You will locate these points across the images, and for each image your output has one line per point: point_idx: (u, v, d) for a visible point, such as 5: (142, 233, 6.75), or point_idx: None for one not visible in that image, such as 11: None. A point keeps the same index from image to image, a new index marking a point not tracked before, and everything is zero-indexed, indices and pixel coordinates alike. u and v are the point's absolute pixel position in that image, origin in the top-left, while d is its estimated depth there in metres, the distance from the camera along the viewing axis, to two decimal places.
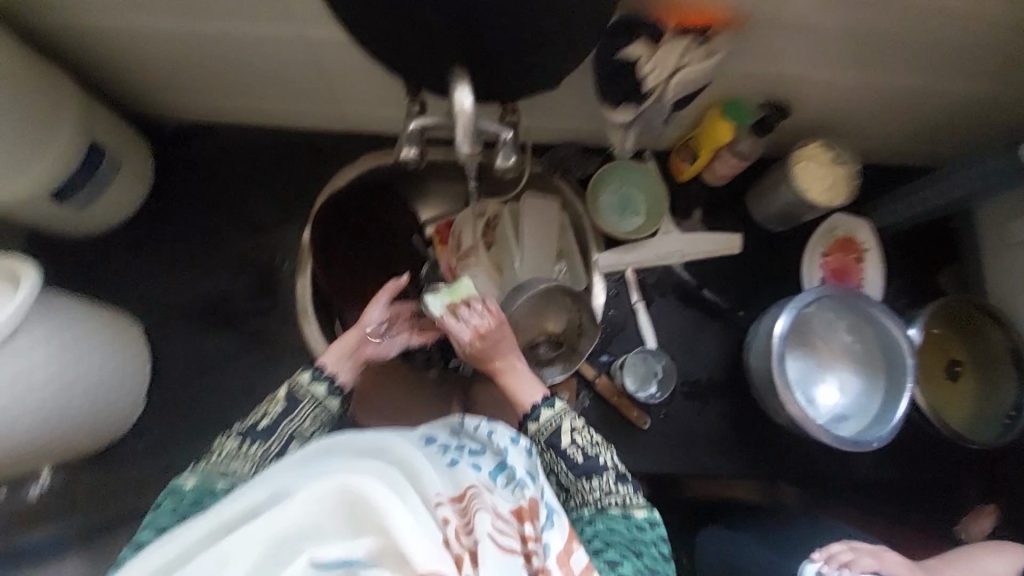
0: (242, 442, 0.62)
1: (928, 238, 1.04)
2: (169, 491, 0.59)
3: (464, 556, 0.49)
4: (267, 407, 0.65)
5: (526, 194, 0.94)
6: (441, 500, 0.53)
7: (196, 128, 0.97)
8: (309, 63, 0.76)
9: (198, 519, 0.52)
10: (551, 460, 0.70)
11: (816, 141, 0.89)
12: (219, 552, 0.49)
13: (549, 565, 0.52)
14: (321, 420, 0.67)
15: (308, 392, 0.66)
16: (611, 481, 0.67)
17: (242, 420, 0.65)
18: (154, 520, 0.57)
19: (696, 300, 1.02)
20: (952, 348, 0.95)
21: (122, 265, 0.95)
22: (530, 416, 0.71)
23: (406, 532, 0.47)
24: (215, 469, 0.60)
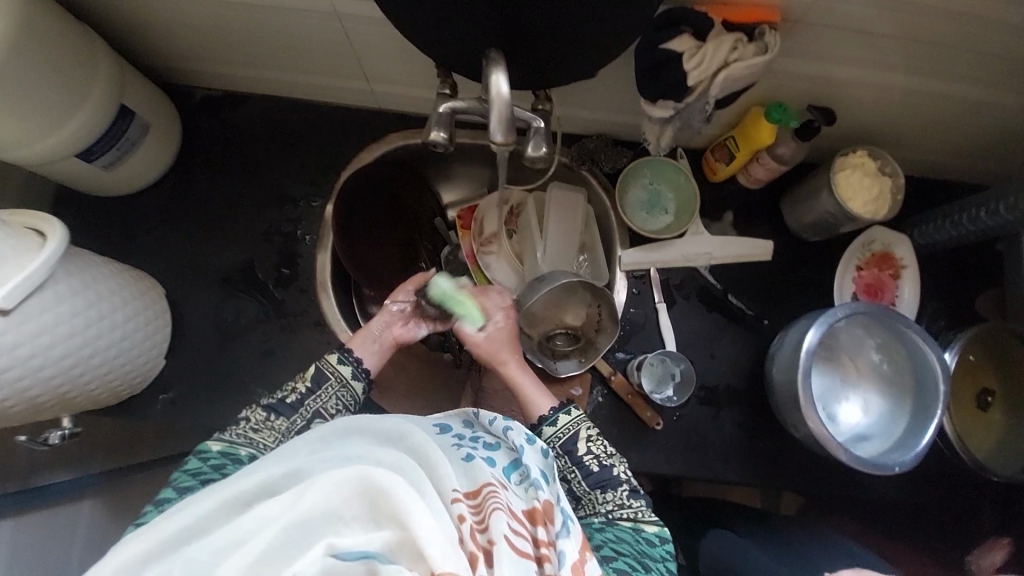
0: (269, 415, 0.72)
1: (967, 257, 1.01)
2: (196, 453, 0.67)
3: (477, 556, 0.49)
4: (296, 385, 0.76)
5: (553, 185, 0.96)
6: (457, 495, 0.52)
7: (221, 97, 1.00)
8: (349, 41, 0.80)
9: (212, 491, 0.51)
10: (567, 466, 0.74)
11: (861, 150, 0.87)
12: (238, 529, 0.48)
13: (562, 574, 0.51)
14: (342, 401, 0.77)
15: (335, 372, 0.78)
16: (625, 495, 0.71)
17: (271, 395, 0.75)
18: (176, 481, 0.63)
19: (722, 306, 0.97)
20: (985, 377, 0.94)
21: (147, 226, 0.97)
22: (549, 419, 0.76)
23: (427, 530, 0.46)
24: (238, 440, 0.69)
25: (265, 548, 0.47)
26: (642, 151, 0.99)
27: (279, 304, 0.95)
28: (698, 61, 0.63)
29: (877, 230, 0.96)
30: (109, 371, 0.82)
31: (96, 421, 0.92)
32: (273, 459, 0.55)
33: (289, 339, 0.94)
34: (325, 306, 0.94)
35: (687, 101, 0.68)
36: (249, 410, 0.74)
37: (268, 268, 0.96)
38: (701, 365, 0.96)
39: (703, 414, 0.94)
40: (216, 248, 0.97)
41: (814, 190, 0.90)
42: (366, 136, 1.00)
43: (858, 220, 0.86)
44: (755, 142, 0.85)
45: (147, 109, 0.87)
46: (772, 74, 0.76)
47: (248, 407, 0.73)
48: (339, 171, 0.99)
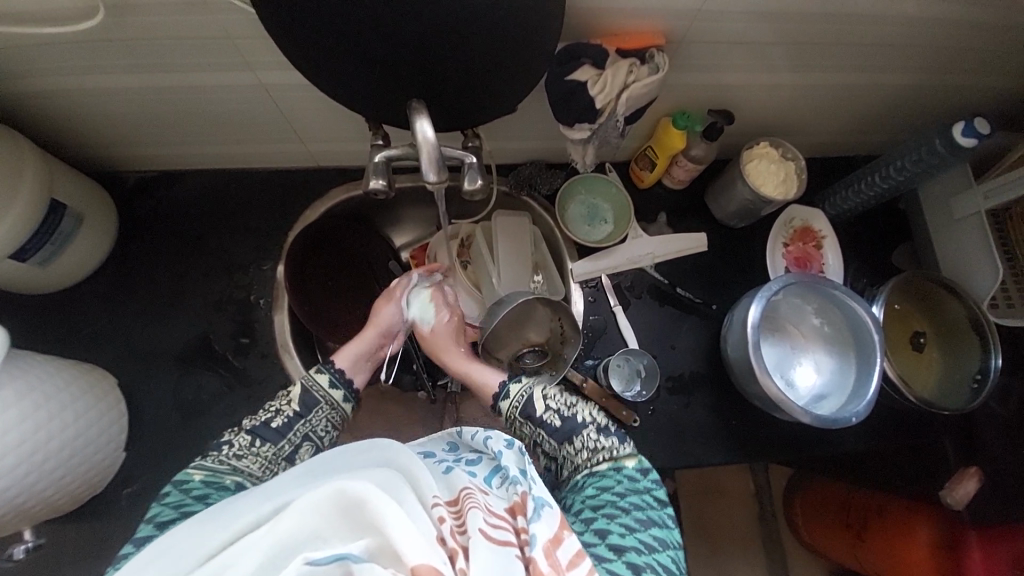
0: (254, 440, 0.69)
1: (877, 220, 1.12)
2: (177, 484, 0.63)
3: (457, 550, 0.51)
4: (283, 408, 0.72)
5: (498, 213, 1.01)
6: (437, 500, 0.55)
7: (156, 176, 1.01)
8: (282, 109, 0.84)
9: (208, 527, 0.53)
10: (534, 429, 0.76)
11: (762, 142, 0.97)
12: (218, 563, 0.48)
13: (536, 556, 0.51)
14: (331, 423, 0.75)
15: (326, 395, 0.75)
16: (592, 436, 0.73)
17: (254, 417, 0.72)
18: (157, 515, 0.60)
19: (672, 299, 1.04)
20: (913, 321, 1.03)
21: (93, 316, 0.95)
22: (501, 394, 0.78)
23: (403, 531, 0.47)
24: (222, 466, 0.66)
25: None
26: (574, 169, 1.06)
27: (242, 372, 0.94)
28: (601, 86, 0.70)
29: (795, 209, 1.06)
30: (64, 475, 0.78)
31: (56, 530, 0.86)
32: (259, 497, 0.54)
33: (256, 406, 0.93)
34: (290, 366, 0.93)
35: (600, 122, 0.74)
36: (231, 434, 0.70)
37: (226, 338, 0.95)
38: (663, 357, 1.01)
39: (674, 404, 0.99)
40: (169, 326, 0.95)
41: (730, 182, 0.99)
42: (309, 194, 1.02)
43: (773, 202, 0.95)
44: (670, 148, 0.94)
45: (80, 200, 0.87)
46: (669, 86, 0.85)
47: (231, 431, 0.70)
48: (287, 231, 1.00)
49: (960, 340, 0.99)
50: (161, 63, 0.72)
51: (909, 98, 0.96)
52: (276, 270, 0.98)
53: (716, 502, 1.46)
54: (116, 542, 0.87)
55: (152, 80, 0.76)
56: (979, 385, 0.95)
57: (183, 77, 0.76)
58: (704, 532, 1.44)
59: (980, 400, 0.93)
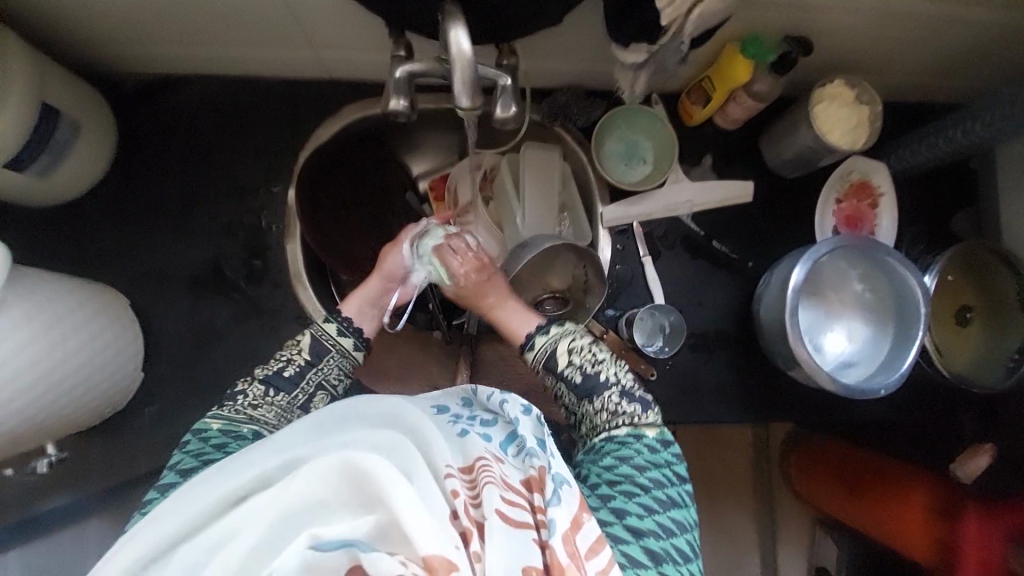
0: (268, 390, 0.68)
1: (944, 180, 1.01)
2: (196, 433, 0.64)
3: (470, 530, 0.49)
4: (294, 357, 0.71)
5: (526, 145, 0.92)
6: (451, 471, 0.53)
7: (154, 81, 0.91)
8: (291, 7, 0.73)
9: (215, 481, 0.52)
10: (555, 381, 0.75)
11: (837, 80, 0.85)
12: (226, 525, 0.48)
13: (554, 543, 0.49)
14: (343, 371, 0.74)
15: (335, 344, 0.73)
16: (614, 398, 0.71)
17: (266, 366, 0.71)
18: (178, 463, 0.61)
19: (706, 252, 0.97)
20: (962, 294, 0.95)
21: (99, 233, 0.91)
22: (528, 346, 0.76)
23: (413, 515, 0.45)
24: (239, 417, 0.66)
25: (251, 542, 0.46)
26: (616, 100, 0.95)
27: (255, 300, 0.91)
28: (669, 0, 0.56)
29: (855, 160, 0.95)
30: (85, 394, 0.78)
31: (83, 440, 0.89)
32: (270, 452, 0.54)
33: (270, 335, 0.91)
34: (304, 298, 0.90)
35: (661, 44, 0.63)
36: (245, 384, 0.70)
37: (237, 264, 0.91)
38: (689, 314, 0.97)
39: (694, 362, 0.96)
40: (178, 248, 0.91)
41: (791, 126, 0.88)
42: (322, 111, 0.93)
43: (837, 153, 0.85)
44: (732, 80, 0.82)
45: (74, 105, 0.79)
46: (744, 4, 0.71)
47: (245, 381, 0.69)
48: (298, 152, 0.92)
49: (1006, 317, 0.92)
50: None
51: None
52: (287, 194, 0.92)
53: None
54: (141, 455, 0.91)
55: None
56: (1016, 365, 0.89)
57: None
58: (698, 476, 1.49)
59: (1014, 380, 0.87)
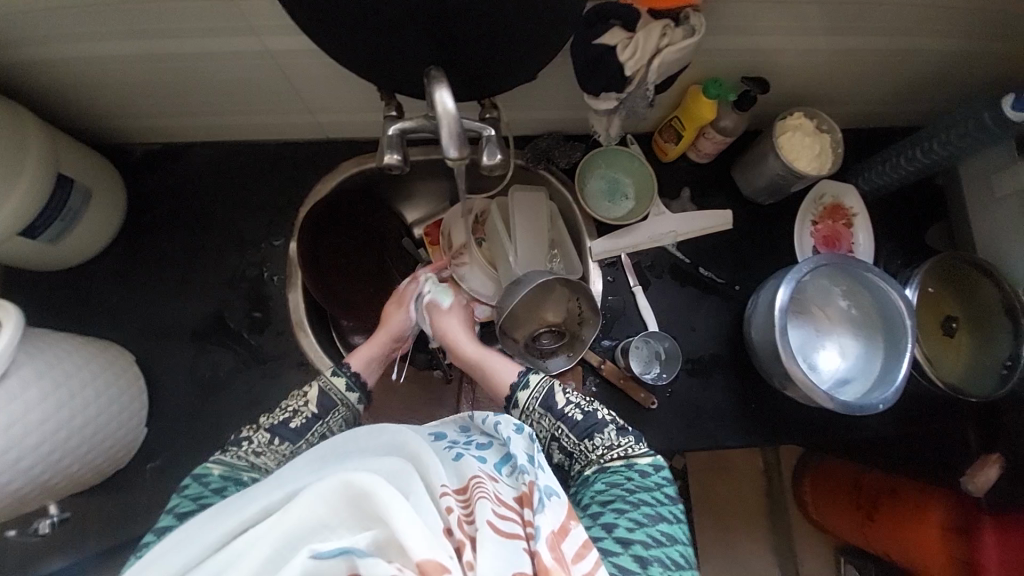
0: (273, 438, 0.70)
1: (913, 197, 1.06)
2: (197, 477, 0.65)
3: (463, 542, 0.50)
4: (301, 408, 0.73)
5: (514, 188, 0.98)
6: (446, 490, 0.54)
7: (161, 150, 0.97)
8: (290, 77, 0.80)
9: (222, 516, 0.54)
10: (553, 423, 0.74)
11: (796, 112, 0.91)
12: (230, 550, 0.49)
13: (540, 549, 0.50)
14: (345, 421, 0.76)
15: (342, 398, 0.75)
16: (610, 434, 0.72)
17: (272, 414, 0.72)
18: (178, 506, 0.62)
19: (693, 278, 1.00)
20: (944, 305, 0.98)
21: (107, 294, 0.94)
22: (521, 384, 0.77)
23: (407, 525, 0.46)
24: (240, 462, 0.67)
25: (259, 563, 0.48)
26: (594, 142, 1.01)
27: (257, 350, 0.93)
28: (631, 52, 0.65)
29: (826, 184, 1.01)
30: (88, 452, 0.79)
31: (84, 501, 0.88)
32: (274, 483, 0.56)
33: (272, 384, 0.92)
34: (305, 345, 0.92)
35: (629, 90, 0.69)
36: (249, 430, 0.71)
37: (240, 316, 0.94)
38: (683, 339, 0.98)
39: (693, 387, 0.97)
40: (183, 305, 0.94)
41: (760, 156, 0.94)
42: (320, 168, 0.99)
43: (806, 178, 0.90)
44: (699, 118, 0.89)
45: (88, 175, 0.85)
46: (700, 51, 0.79)
47: (250, 428, 0.71)
48: (297, 207, 0.97)
49: (990, 326, 0.94)
50: (161, 27, 0.68)
51: (962, 65, 0.88)
52: (287, 247, 0.96)
53: (726, 480, 1.47)
54: (142, 513, 0.89)
55: (155, 47, 0.72)
56: (1008, 372, 0.90)
57: (185, 43, 0.72)
58: (712, 509, 1.46)
59: (1005, 387, 0.88)
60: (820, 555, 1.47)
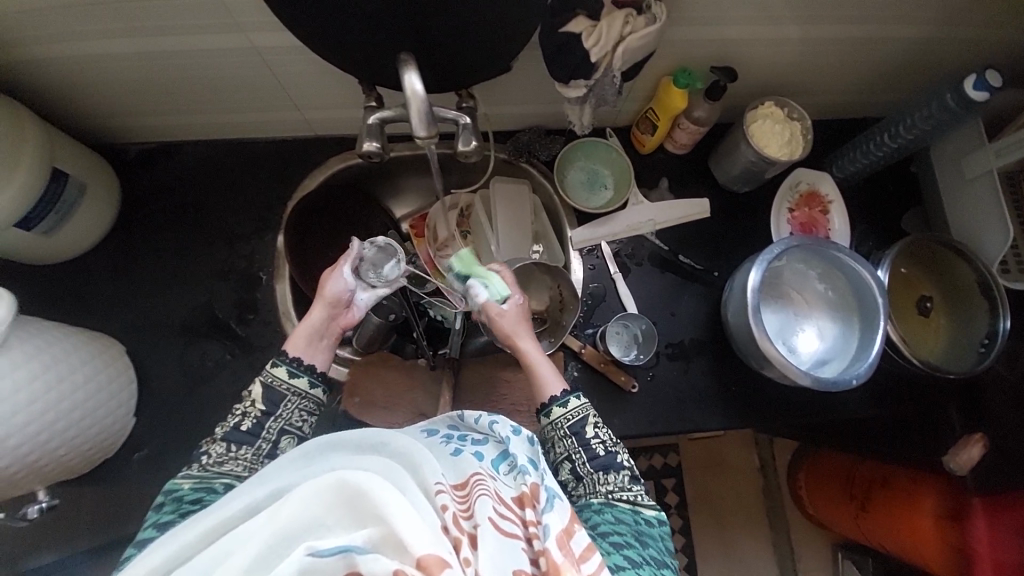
0: (230, 446, 0.71)
1: (888, 184, 1.08)
2: (168, 493, 0.66)
3: (461, 540, 0.50)
4: (249, 410, 0.74)
5: (496, 180, 1.02)
6: (441, 488, 0.54)
7: (156, 148, 1.01)
8: (276, 73, 0.84)
9: (205, 514, 0.54)
10: (573, 446, 0.73)
11: (767, 102, 0.95)
12: (220, 548, 0.50)
13: (549, 547, 0.52)
14: (306, 411, 0.77)
15: (290, 387, 0.77)
16: (625, 477, 0.71)
17: (223, 424, 0.73)
18: (156, 519, 0.64)
19: (672, 265, 1.02)
20: (920, 285, 1.00)
21: (100, 287, 0.97)
22: (559, 401, 0.76)
23: (405, 519, 0.47)
24: (208, 475, 0.68)
25: (248, 562, 0.49)
26: (573, 135, 1.04)
27: (245, 340, 0.95)
28: (596, 39, 0.68)
29: (802, 172, 1.04)
30: (77, 435, 0.81)
31: (73, 488, 0.90)
32: (258, 482, 0.56)
33: (259, 372, 0.94)
34: (293, 333, 0.94)
35: (596, 77, 0.72)
36: (208, 444, 0.72)
37: (229, 307, 0.96)
38: (663, 324, 1.00)
39: (674, 372, 0.98)
40: (172, 298, 0.97)
41: (733, 145, 0.97)
42: (308, 163, 1.02)
43: (777, 163, 0.93)
44: (672, 109, 0.92)
45: (83, 171, 0.88)
46: (668, 42, 0.82)
47: (207, 441, 0.72)
48: (285, 202, 1.00)
49: (968, 305, 0.95)
50: (155, 26, 0.72)
51: (924, 55, 0.92)
52: (276, 240, 0.98)
53: (722, 476, 1.47)
54: (129, 500, 0.91)
55: (148, 45, 0.76)
56: (986, 348, 0.91)
57: (173, 40, 0.76)
58: (707, 506, 1.45)
59: (986, 362, 0.89)
60: (818, 553, 1.45)
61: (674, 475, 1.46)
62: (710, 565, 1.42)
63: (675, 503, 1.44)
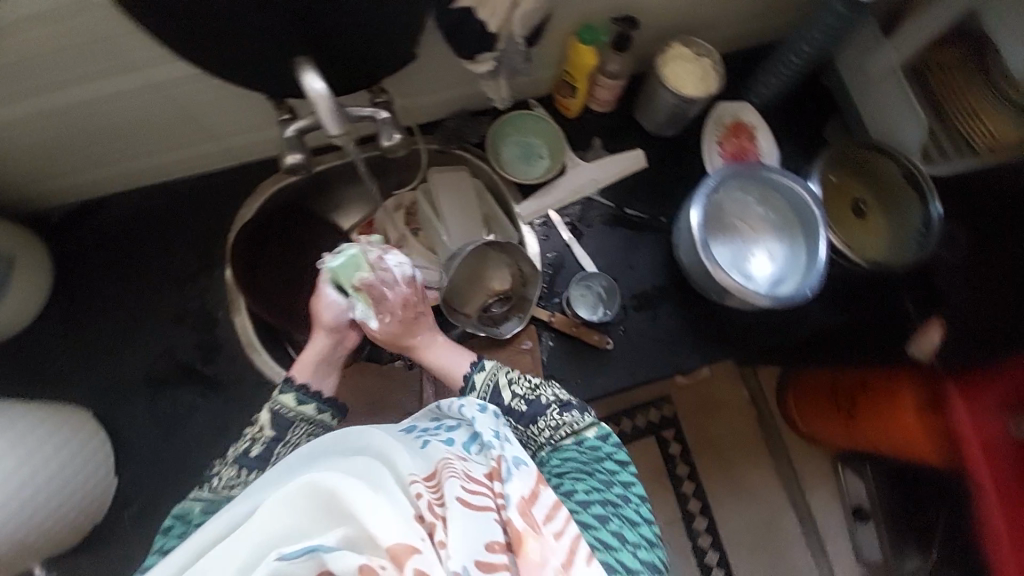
0: (241, 470, 0.69)
1: (805, 102, 1.13)
2: (179, 516, 0.65)
3: (434, 524, 0.49)
4: (258, 436, 0.72)
5: (433, 171, 1.02)
6: (414, 478, 0.54)
7: (80, 208, 0.98)
8: (185, 106, 0.82)
9: (189, 540, 0.54)
10: (501, 420, 0.74)
11: (676, 43, 0.97)
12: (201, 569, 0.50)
13: (512, 515, 0.50)
14: (315, 436, 0.76)
15: (296, 414, 0.75)
16: (555, 414, 0.71)
17: (233, 447, 0.72)
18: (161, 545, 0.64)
19: (620, 220, 1.05)
20: (852, 189, 1.05)
21: (53, 359, 0.94)
22: (468, 386, 0.77)
23: (375, 511, 0.48)
24: (221, 494, 0.67)
25: None
26: (499, 113, 1.05)
27: (214, 380, 0.94)
28: (489, 9, 0.69)
29: (724, 107, 1.07)
30: (59, 508, 0.79)
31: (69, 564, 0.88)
32: (242, 500, 0.57)
33: (235, 408, 0.93)
34: (261, 363, 0.93)
35: (500, 47, 0.74)
36: (219, 466, 0.71)
37: (191, 351, 0.95)
38: (622, 277, 1.02)
39: (642, 321, 1.00)
40: (131, 354, 0.95)
41: (652, 91, 1.00)
42: (241, 192, 1.00)
43: (696, 101, 0.96)
44: (586, 66, 0.93)
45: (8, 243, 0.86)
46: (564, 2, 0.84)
47: (219, 463, 0.71)
48: (226, 235, 0.99)
49: (899, 199, 1.00)
50: (46, 80, 0.71)
51: None
52: (224, 275, 0.97)
53: (717, 416, 1.50)
54: (130, 563, 0.89)
55: (44, 101, 0.74)
56: (925, 231, 0.95)
57: (69, 93, 0.74)
58: (709, 446, 1.49)
59: (925, 248, 0.94)
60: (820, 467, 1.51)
61: (671, 425, 1.49)
62: (722, 501, 1.46)
63: (677, 450, 1.48)
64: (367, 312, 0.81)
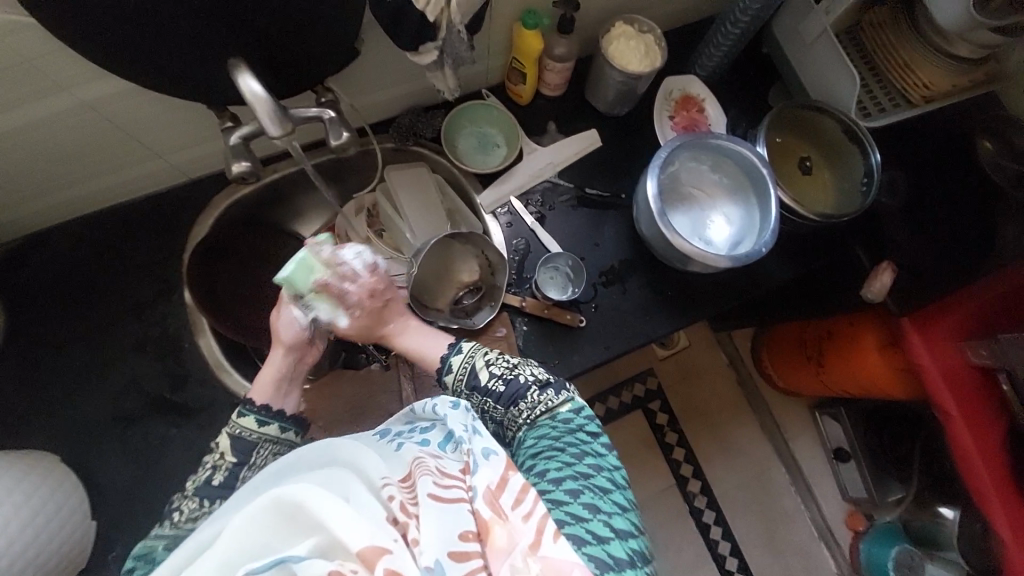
0: (203, 500, 0.69)
1: (748, 70, 1.16)
2: (139, 557, 0.62)
3: (407, 523, 0.49)
4: (220, 462, 0.71)
5: (390, 170, 1.03)
6: (386, 481, 0.53)
7: (21, 244, 0.93)
8: (122, 124, 0.79)
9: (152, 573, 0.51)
10: (480, 399, 0.77)
11: (619, 22, 0.99)
12: None
13: (480, 506, 0.50)
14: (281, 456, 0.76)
15: (261, 435, 0.75)
16: (536, 394, 0.73)
17: (193, 479, 0.71)
18: None
19: (582, 200, 1.06)
20: (797, 148, 1.09)
21: (10, 405, 0.89)
22: (445, 368, 0.81)
23: (341, 517, 0.45)
24: (184, 529, 0.65)
25: None
26: (452, 105, 1.05)
27: (187, 405, 0.91)
28: None
29: (671, 81, 1.10)
30: (33, 557, 0.75)
31: None
32: (207, 524, 0.54)
33: (212, 432, 0.90)
34: (234, 382, 0.91)
35: (442, 36, 0.73)
36: (178, 501, 0.70)
37: (159, 378, 0.91)
38: (590, 256, 1.04)
39: (614, 297, 1.02)
40: (94, 390, 0.90)
41: (600, 70, 1.01)
42: (193, 210, 0.97)
43: (642, 77, 0.97)
44: (531, 52, 0.94)
45: None
46: None
47: (178, 498, 0.69)
48: (182, 256, 0.95)
49: (841, 153, 1.05)
50: None
51: None
52: (185, 297, 0.94)
53: (698, 383, 1.55)
54: None
55: None
56: (868, 184, 1.01)
57: None
58: (693, 413, 1.53)
59: (870, 198, 0.99)
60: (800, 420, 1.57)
61: (656, 397, 1.52)
62: (712, 465, 1.50)
63: (664, 421, 1.51)
64: (334, 311, 0.83)
